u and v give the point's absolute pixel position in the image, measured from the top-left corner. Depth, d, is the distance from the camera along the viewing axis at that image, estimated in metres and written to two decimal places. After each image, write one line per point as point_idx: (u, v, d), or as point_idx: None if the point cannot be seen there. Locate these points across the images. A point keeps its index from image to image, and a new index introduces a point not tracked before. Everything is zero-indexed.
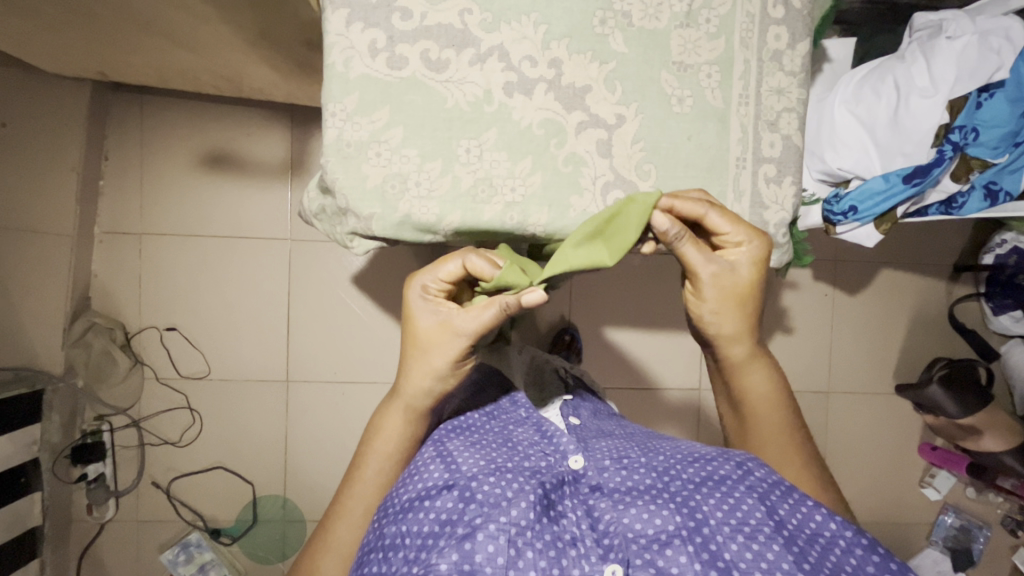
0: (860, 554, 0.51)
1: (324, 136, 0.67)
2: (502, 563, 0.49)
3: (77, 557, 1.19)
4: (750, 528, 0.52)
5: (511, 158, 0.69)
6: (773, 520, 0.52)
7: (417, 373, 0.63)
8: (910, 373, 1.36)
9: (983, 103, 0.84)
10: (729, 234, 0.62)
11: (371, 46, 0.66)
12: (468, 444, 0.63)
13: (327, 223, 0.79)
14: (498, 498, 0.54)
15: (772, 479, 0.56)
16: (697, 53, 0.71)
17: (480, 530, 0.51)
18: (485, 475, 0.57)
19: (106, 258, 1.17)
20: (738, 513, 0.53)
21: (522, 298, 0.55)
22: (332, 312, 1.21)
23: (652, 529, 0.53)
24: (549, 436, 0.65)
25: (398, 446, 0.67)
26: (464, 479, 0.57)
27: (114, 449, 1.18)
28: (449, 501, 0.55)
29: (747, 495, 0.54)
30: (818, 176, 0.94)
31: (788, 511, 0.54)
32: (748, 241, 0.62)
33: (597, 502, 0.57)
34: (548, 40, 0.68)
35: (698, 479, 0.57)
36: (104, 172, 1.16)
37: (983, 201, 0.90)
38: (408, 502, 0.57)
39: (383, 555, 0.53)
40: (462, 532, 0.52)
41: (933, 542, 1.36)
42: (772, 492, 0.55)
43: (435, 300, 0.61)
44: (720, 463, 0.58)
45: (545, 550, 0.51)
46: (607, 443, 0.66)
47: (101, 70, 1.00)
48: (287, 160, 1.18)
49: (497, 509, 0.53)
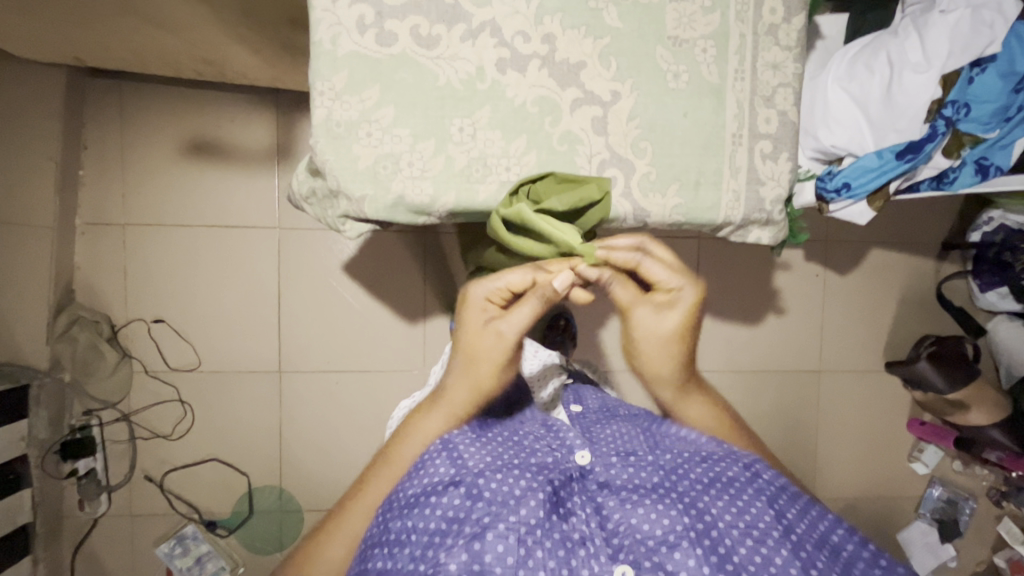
0: (865, 564, 0.54)
1: (313, 117, 0.65)
2: (512, 562, 0.53)
3: (71, 553, 1.18)
4: (757, 531, 0.55)
5: (505, 137, 0.68)
6: (780, 526, 0.55)
7: (463, 375, 0.62)
8: (900, 349, 1.38)
9: (975, 78, 0.84)
10: (663, 281, 0.62)
11: (359, 22, 0.64)
12: (475, 435, 0.64)
13: (317, 206, 0.77)
14: (506, 497, 0.57)
15: (779, 483, 0.60)
16: (693, 28, 0.70)
17: (489, 530, 0.54)
18: (492, 473, 0.59)
19: (89, 251, 1.14)
20: (746, 517, 0.56)
21: (555, 285, 0.59)
22: (324, 299, 1.20)
23: (660, 530, 0.56)
24: (556, 430, 0.67)
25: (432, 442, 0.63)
26: (470, 476, 0.59)
27: (104, 444, 1.16)
28: (455, 497, 0.58)
29: (756, 498, 0.57)
30: (812, 154, 0.93)
31: (797, 517, 0.57)
32: (680, 287, 0.62)
33: (606, 500, 0.59)
34: (541, 15, 0.67)
35: (706, 481, 0.60)
36: (83, 161, 1.12)
37: (974, 176, 0.91)
38: (413, 497, 0.58)
39: (388, 551, 0.55)
40: (472, 531, 0.55)
41: (920, 515, 1.39)
42: (781, 497, 0.58)
43: (490, 308, 0.60)
44: (727, 464, 0.61)
45: (554, 551, 0.54)
46: (611, 430, 0.67)
47: (76, 56, 0.96)
48: (272, 146, 1.16)
49: (506, 508, 0.56)
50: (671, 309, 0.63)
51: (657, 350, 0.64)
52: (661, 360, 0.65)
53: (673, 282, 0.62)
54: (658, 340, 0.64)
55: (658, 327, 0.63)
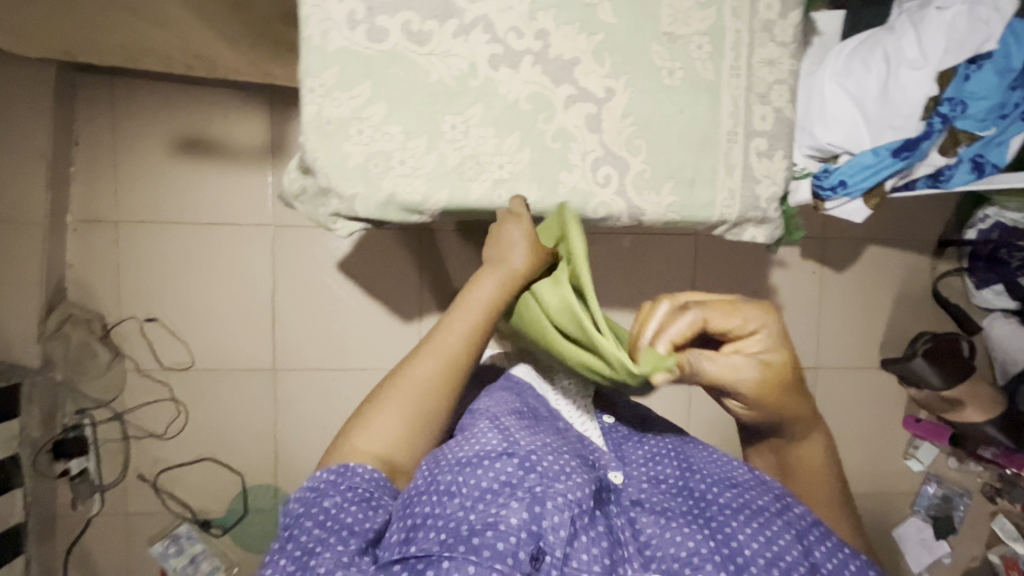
0: None
1: (303, 114, 0.64)
2: (564, 536, 0.53)
3: (65, 552, 1.17)
4: (783, 563, 0.55)
5: (498, 133, 0.67)
6: (808, 562, 0.56)
7: (515, 248, 0.64)
8: (896, 346, 1.38)
9: (972, 75, 0.84)
10: (739, 324, 0.57)
11: (350, 17, 0.63)
12: (522, 424, 0.65)
13: (308, 204, 0.75)
14: (556, 472, 0.57)
15: (809, 519, 0.60)
16: (688, 24, 0.69)
17: (548, 499, 0.54)
18: (545, 453, 0.59)
19: (81, 249, 1.13)
20: (773, 548, 0.56)
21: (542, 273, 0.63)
22: (318, 296, 1.19)
23: (685, 551, 0.56)
24: (592, 447, 0.67)
25: (489, 310, 0.63)
26: (523, 450, 0.59)
27: (97, 444, 1.16)
28: (509, 466, 0.57)
29: (784, 530, 0.58)
30: (808, 152, 0.91)
31: (824, 556, 0.57)
32: (758, 320, 0.57)
33: (639, 516, 0.59)
34: (534, 11, 0.66)
35: (735, 506, 0.60)
36: (74, 159, 1.11)
37: (970, 174, 0.91)
38: (464, 458, 0.58)
39: (437, 499, 0.54)
40: (526, 496, 0.54)
41: (916, 512, 1.40)
42: (809, 531, 0.58)
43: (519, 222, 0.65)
44: (759, 493, 0.61)
45: (597, 541, 0.54)
46: (644, 452, 0.69)
47: (66, 52, 0.94)
48: (266, 143, 1.15)
49: (557, 483, 0.56)
50: (758, 351, 0.58)
51: (773, 399, 0.59)
52: (780, 403, 0.60)
53: (750, 324, 0.57)
54: (770, 389, 0.58)
55: (769, 372, 0.58)
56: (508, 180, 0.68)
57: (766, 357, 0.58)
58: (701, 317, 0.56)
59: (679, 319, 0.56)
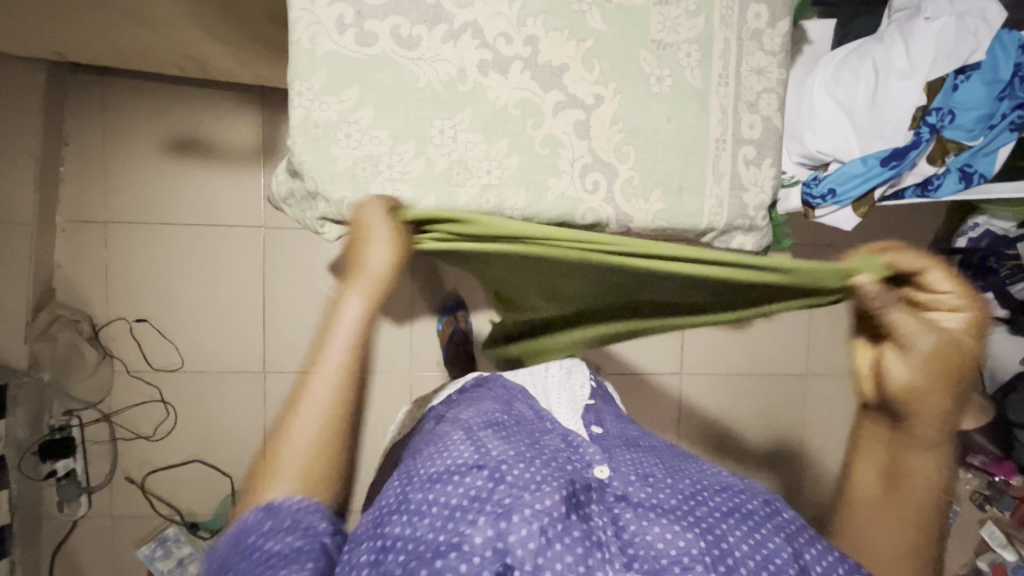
0: None
1: (291, 117, 0.64)
2: (533, 548, 0.51)
3: (50, 554, 1.16)
4: (774, 565, 0.54)
5: (487, 139, 0.67)
6: (799, 564, 0.55)
7: (369, 251, 0.57)
8: None
9: (960, 85, 0.85)
10: (948, 295, 0.57)
11: (339, 21, 0.63)
12: (497, 436, 0.66)
13: (296, 208, 0.75)
14: (526, 482, 0.57)
15: (798, 522, 0.60)
16: (676, 32, 0.69)
17: (515, 511, 0.54)
18: (515, 461, 0.60)
19: (70, 249, 1.12)
20: (764, 551, 0.55)
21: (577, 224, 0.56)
22: (309, 298, 1.18)
23: (675, 550, 0.54)
24: (575, 446, 0.66)
25: (360, 332, 0.58)
26: (493, 461, 0.60)
27: (84, 445, 1.15)
28: (478, 479, 0.58)
29: (773, 533, 0.57)
30: (797, 159, 0.91)
31: (813, 559, 0.56)
32: (965, 304, 0.58)
33: (623, 512, 0.58)
34: (524, 17, 0.66)
35: (725, 510, 0.59)
36: (65, 159, 1.10)
37: (958, 183, 0.91)
38: (435, 474, 0.59)
39: (407, 519, 0.55)
40: (495, 509, 0.54)
41: None
42: (800, 535, 0.58)
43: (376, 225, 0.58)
44: (748, 498, 0.62)
45: (574, 545, 0.53)
46: (631, 456, 0.67)
47: (57, 51, 0.94)
48: (257, 144, 1.14)
49: (527, 492, 0.56)
50: (957, 324, 0.59)
51: (929, 375, 0.63)
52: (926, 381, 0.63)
53: (957, 304, 0.57)
54: (934, 359, 0.61)
55: (951, 348, 0.60)
56: (496, 186, 0.68)
57: (956, 333, 0.59)
58: (926, 266, 0.56)
59: (919, 255, 0.55)
